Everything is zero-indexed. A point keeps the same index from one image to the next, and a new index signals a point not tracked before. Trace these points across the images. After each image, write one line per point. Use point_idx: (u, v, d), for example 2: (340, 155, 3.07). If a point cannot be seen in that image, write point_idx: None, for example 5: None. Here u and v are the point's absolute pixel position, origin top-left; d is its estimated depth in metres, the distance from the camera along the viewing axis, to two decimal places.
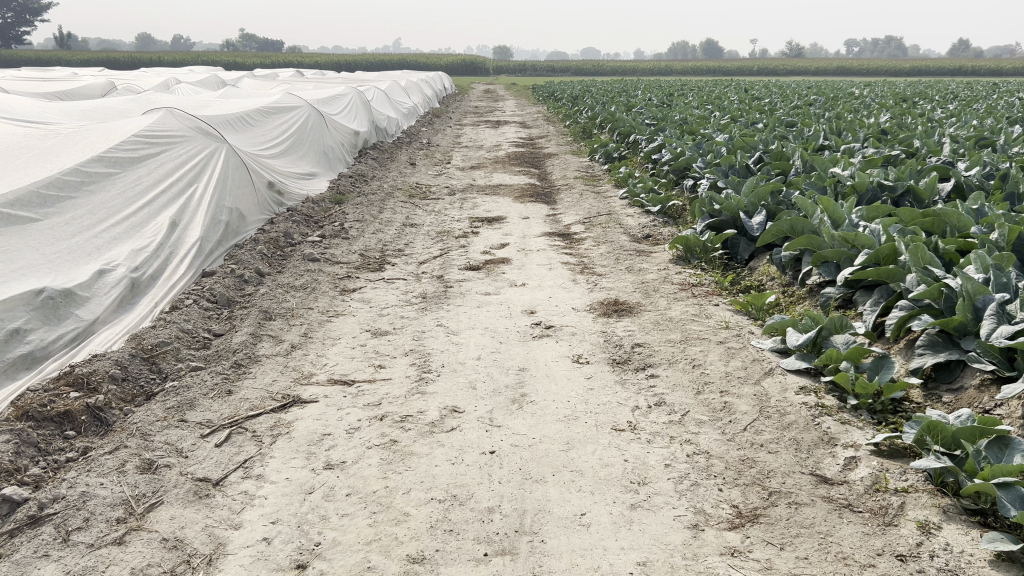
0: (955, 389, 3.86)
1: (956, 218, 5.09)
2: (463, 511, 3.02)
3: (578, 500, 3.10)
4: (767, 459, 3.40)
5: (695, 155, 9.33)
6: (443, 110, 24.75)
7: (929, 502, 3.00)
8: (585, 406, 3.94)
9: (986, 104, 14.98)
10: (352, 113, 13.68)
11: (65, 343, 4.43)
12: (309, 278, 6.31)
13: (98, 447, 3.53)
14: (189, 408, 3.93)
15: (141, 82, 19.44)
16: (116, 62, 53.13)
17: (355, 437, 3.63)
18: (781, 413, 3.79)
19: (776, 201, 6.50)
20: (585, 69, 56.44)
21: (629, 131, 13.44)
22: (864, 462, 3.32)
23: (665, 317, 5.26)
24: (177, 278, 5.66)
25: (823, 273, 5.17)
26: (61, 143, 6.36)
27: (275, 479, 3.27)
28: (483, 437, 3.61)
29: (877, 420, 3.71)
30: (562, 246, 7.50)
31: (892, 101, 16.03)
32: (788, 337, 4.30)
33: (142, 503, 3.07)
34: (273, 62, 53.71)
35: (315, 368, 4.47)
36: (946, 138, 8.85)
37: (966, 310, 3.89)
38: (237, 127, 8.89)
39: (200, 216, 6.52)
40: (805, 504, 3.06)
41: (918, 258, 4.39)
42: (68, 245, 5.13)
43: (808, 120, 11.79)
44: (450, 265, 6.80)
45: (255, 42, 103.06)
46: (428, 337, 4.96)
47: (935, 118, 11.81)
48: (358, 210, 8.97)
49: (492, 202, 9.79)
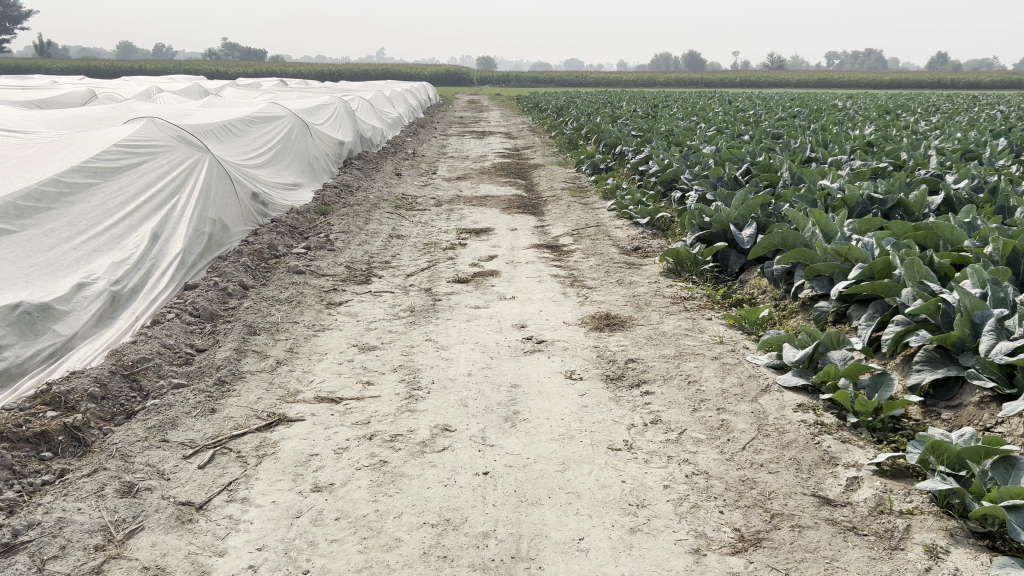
0: (954, 406, 3.79)
1: (949, 232, 5.02)
2: (458, 536, 2.92)
3: (576, 524, 3.00)
4: (768, 479, 3.32)
5: (683, 167, 9.29)
6: (428, 120, 24.67)
7: (936, 525, 2.92)
8: (579, 424, 3.85)
9: (967, 117, 15.08)
10: (337, 123, 13.58)
11: (41, 359, 4.30)
12: (295, 291, 6.19)
13: (76, 469, 3.39)
14: (171, 428, 3.80)
15: (121, 91, 19.25)
16: (97, 71, 52.83)
17: (344, 458, 3.52)
18: (779, 432, 3.71)
19: (766, 214, 6.45)
20: (568, 79, 56.75)
21: (614, 142, 13.40)
22: (866, 483, 3.24)
23: (658, 331, 5.18)
24: (158, 291, 5.53)
25: (817, 287, 5.11)
26: (39, 152, 6.22)
27: (261, 503, 3.15)
28: (475, 457, 3.50)
29: (877, 438, 3.64)
30: (551, 258, 7.41)
31: (876, 114, 16.18)
32: (785, 353, 4.22)
33: (121, 529, 2.94)
34: (256, 71, 53.59)
35: (301, 385, 4.35)
36: (933, 150, 8.85)
37: (965, 325, 3.80)
38: (222, 137, 8.77)
39: (182, 228, 6.39)
40: (808, 527, 2.97)
41: (914, 272, 4.32)
42: (46, 258, 4.99)
43: (794, 132, 11.79)
44: (438, 277, 6.70)
45: (238, 51, 102.82)
46: (417, 353, 4.85)
47: (921, 131, 11.84)
48: (343, 221, 8.85)
49: (480, 213, 9.71)
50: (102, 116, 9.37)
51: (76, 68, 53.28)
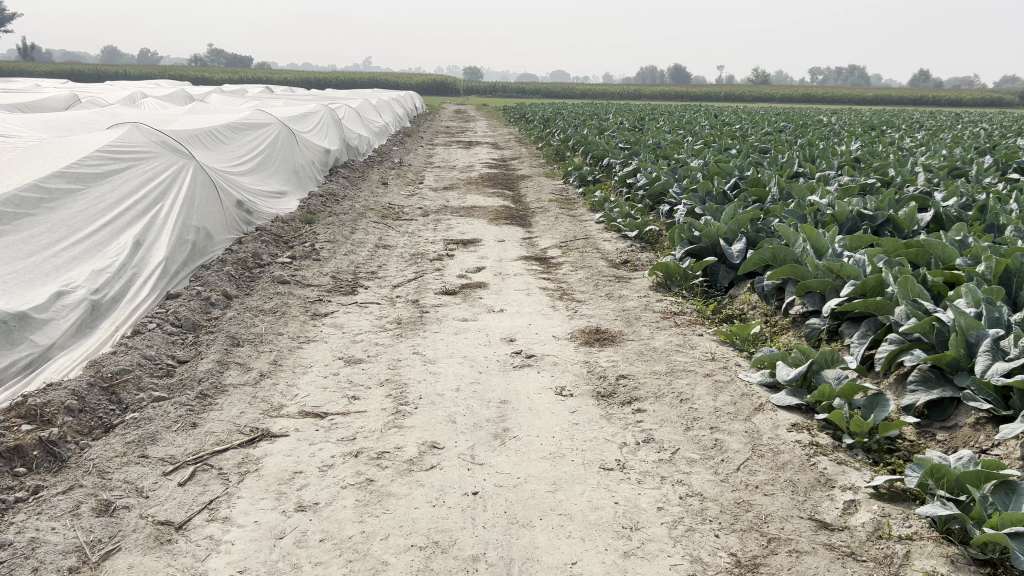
0: (949, 427, 3.72)
1: (941, 249, 4.97)
2: (446, 560, 2.83)
3: (568, 547, 2.91)
4: (763, 502, 3.25)
5: (671, 180, 9.26)
6: (415, 129, 24.61)
7: (936, 551, 2.85)
8: (570, 442, 3.78)
9: (952, 134, 15.13)
10: (323, 131, 13.48)
11: (17, 370, 4.18)
12: (279, 301, 6.08)
13: (50, 486, 3.27)
14: (150, 442, 3.68)
15: (105, 96, 19.07)
16: (80, 74, 52.58)
17: (329, 475, 3.42)
18: (774, 452, 3.65)
19: (755, 229, 6.39)
20: (554, 91, 56.89)
21: (601, 155, 13.34)
22: (863, 506, 3.18)
23: (649, 347, 5.11)
24: (140, 300, 5.42)
25: (808, 304, 5.04)
26: (19, 157, 6.09)
27: (243, 523, 3.05)
28: (464, 476, 3.42)
29: (873, 460, 3.58)
30: (539, 270, 7.34)
31: (863, 130, 16.23)
32: (779, 371, 4.16)
33: (96, 550, 2.83)
34: (241, 78, 53.51)
35: (285, 400, 4.24)
36: (919, 167, 8.83)
37: (959, 345, 3.75)
38: (207, 144, 8.67)
39: (166, 235, 6.28)
40: (806, 552, 2.91)
41: (907, 291, 4.26)
42: (24, 265, 4.87)
43: (781, 147, 11.76)
44: (426, 288, 6.61)
45: (223, 57, 102.77)
46: (404, 366, 4.76)
47: (907, 148, 11.87)
48: (329, 231, 8.74)
49: (467, 224, 9.63)
50: (86, 120, 9.33)
51: (59, 72, 53.03)
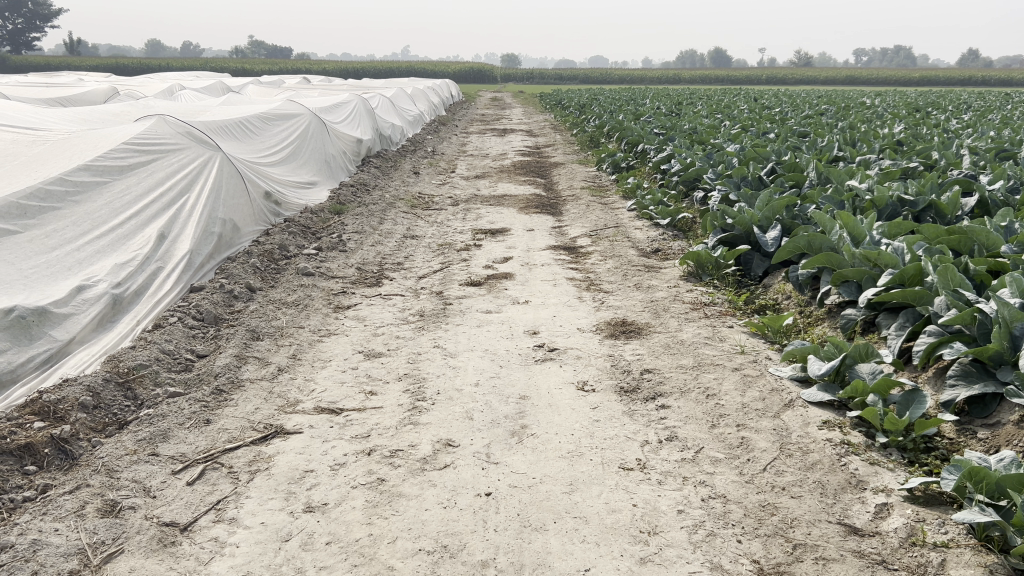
0: (991, 425, 3.51)
1: (985, 236, 4.73)
2: (454, 565, 2.73)
3: (582, 553, 2.79)
4: (790, 505, 3.09)
5: (706, 166, 9.01)
6: (450, 117, 24.49)
7: (974, 560, 2.68)
8: (590, 440, 3.65)
9: (1001, 114, 14.64)
10: (356, 120, 13.42)
11: (34, 366, 4.16)
12: (303, 294, 6.02)
13: (59, 485, 3.23)
14: (162, 440, 3.64)
15: (145, 88, 19.29)
16: (122, 67, 53.28)
17: (340, 475, 3.34)
18: (803, 452, 3.49)
19: (791, 215, 6.17)
20: (592, 76, 56.42)
21: (637, 140, 13.09)
22: (896, 510, 3.01)
23: (676, 339, 4.95)
24: (163, 293, 5.40)
25: (843, 293, 4.83)
26: (48, 151, 6.11)
27: (249, 524, 2.98)
28: (478, 477, 3.31)
29: (908, 460, 3.40)
30: (568, 260, 7.19)
31: (908, 110, 15.78)
32: (810, 366, 3.98)
33: (98, 553, 2.78)
34: (279, 69, 53.93)
35: (301, 395, 4.18)
36: (966, 150, 8.48)
37: (1003, 338, 3.52)
38: (237, 136, 8.64)
39: (191, 228, 6.25)
40: (834, 560, 2.75)
41: (947, 280, 4.03)
42: (46, 260, 4.85)
43: (821, 131, 11.43)
44: (451, 279, 6.51)
45: (262, 48, 103.69)
46: (424, 361, 4.66)
47: (953, 129, 11.45)
48: (357, 221, 8.69)
49: (497, 213, 9.50)
50: (118, 111, 9.39)
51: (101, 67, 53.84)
